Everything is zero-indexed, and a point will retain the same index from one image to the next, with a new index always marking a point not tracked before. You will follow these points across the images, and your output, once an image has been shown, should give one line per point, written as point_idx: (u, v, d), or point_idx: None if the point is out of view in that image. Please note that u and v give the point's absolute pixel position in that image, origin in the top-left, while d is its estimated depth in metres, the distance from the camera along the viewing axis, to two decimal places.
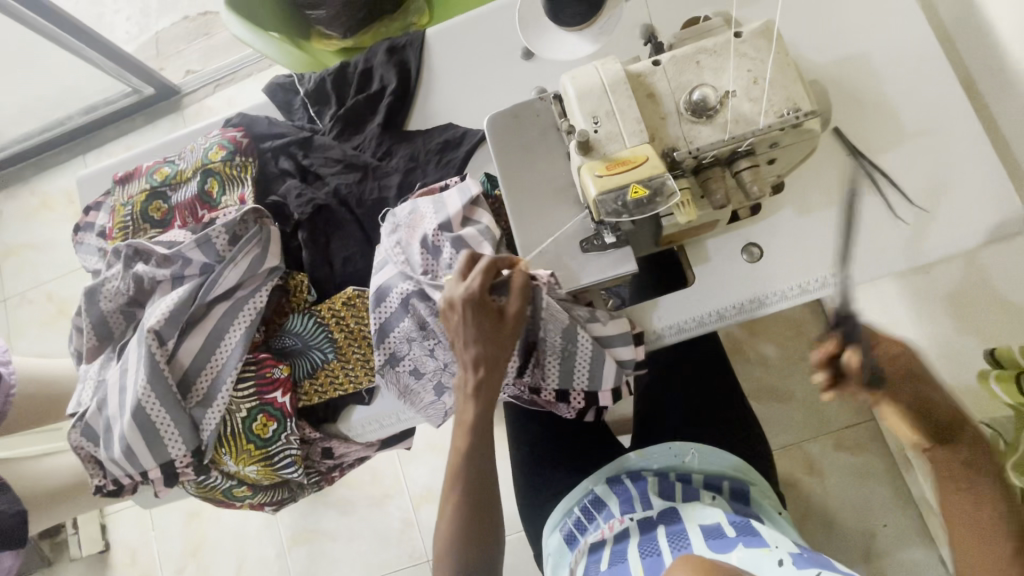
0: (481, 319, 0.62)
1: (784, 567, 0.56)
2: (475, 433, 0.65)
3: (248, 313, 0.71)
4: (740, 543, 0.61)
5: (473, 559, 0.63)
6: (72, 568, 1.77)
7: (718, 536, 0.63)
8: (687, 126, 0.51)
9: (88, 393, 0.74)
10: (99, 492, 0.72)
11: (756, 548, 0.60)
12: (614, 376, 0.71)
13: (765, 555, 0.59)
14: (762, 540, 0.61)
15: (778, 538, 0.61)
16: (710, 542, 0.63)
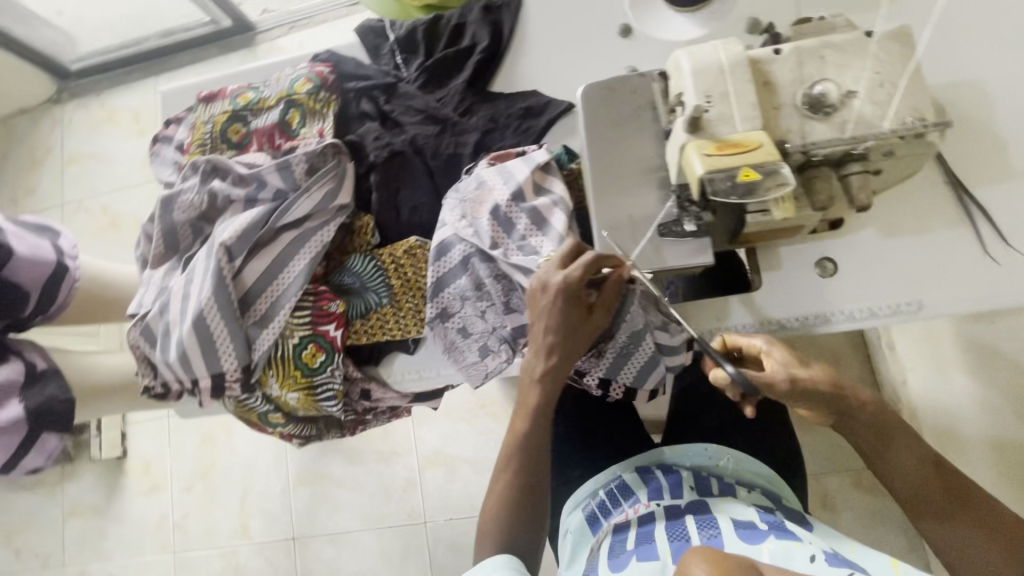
0: (572, 307, 0.63)
1: (816, 563, 0.55)
2: (537, 414, 0.68)
3: (314, 245, 0.72)
4: (770, 535, 0.59)
5: (520, 525, 0.66)
6: (90, 467, 1.86)
7: (748, 527, 0.61)
8: (802, 120, 0.48)
9: (150, 297, 0.77)
10: (147, 392, 0.76)
11: (787, 540, 0.58)
12: (657, 379, 0.75)
13: (795, 548, 0.57)
14: (793, 534, 0.59)
15: (810, 536, 0.59)
16: (740, 532, 0.61)
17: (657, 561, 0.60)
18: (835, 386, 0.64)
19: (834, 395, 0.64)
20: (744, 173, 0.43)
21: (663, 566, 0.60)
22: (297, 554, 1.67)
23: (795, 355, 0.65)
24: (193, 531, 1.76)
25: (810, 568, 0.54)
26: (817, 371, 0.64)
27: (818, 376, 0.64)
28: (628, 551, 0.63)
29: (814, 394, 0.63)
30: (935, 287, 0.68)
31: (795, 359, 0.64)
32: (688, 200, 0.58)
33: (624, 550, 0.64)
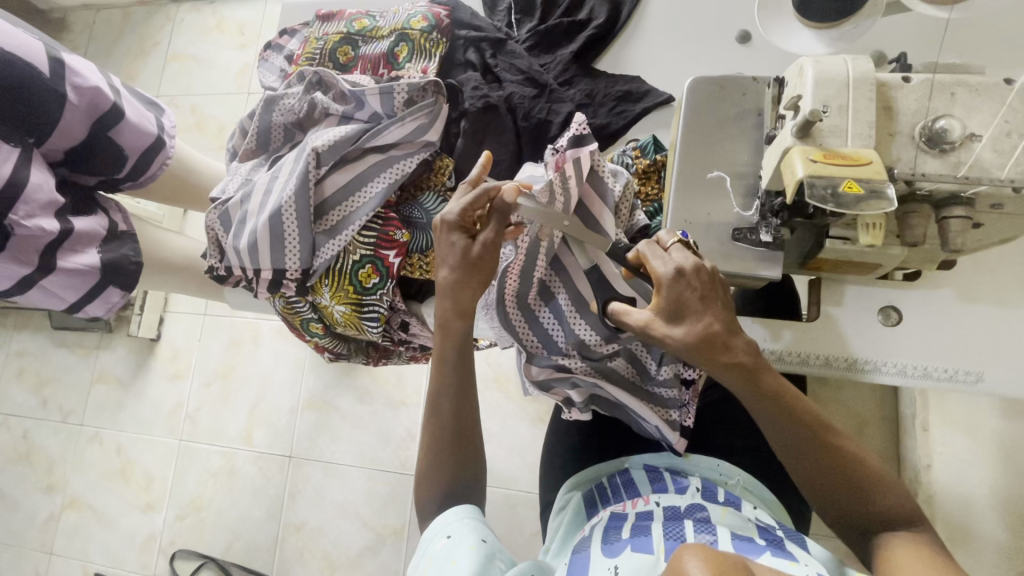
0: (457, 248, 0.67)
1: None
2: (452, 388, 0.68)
3: (395, 172, 0.74)
4: (767, 551, 0.56)
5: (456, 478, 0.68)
6: (126, 341, 1.98)
7: (745, 541, 0.58)
8: (915, 152, 0.47)
9: (234, 186, 0.81)
10: (210, 272, 0.81)
11: (782, 559, 0.55)
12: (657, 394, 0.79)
13: (790, 567, 0.53)
14: (790, 553, 0.56)
15: (807, 557, 0.56)
16: (737, 542, 0.58)
17: (650, 554, 0.57)
18: (705, 342, 0.55)
19: (696, 353, 0.56)
20: (847, 185, 0.43)
21: (656, 561, 0.56)
22: (290, 471, 1.74)
23: (681, 300, 0.55)
24: (202, 424, 1.86)
25: None
26: (688, 330, 0.55)
27: (680, 336, 0.56)
28: (623, 540, 0.60)
29: (668, 352, 0.57)
30: (998, 362, 0.66)
31: (672, 310, 0.56)
32: (772, 210, 0.58)
33: (619, 538, 0.61)
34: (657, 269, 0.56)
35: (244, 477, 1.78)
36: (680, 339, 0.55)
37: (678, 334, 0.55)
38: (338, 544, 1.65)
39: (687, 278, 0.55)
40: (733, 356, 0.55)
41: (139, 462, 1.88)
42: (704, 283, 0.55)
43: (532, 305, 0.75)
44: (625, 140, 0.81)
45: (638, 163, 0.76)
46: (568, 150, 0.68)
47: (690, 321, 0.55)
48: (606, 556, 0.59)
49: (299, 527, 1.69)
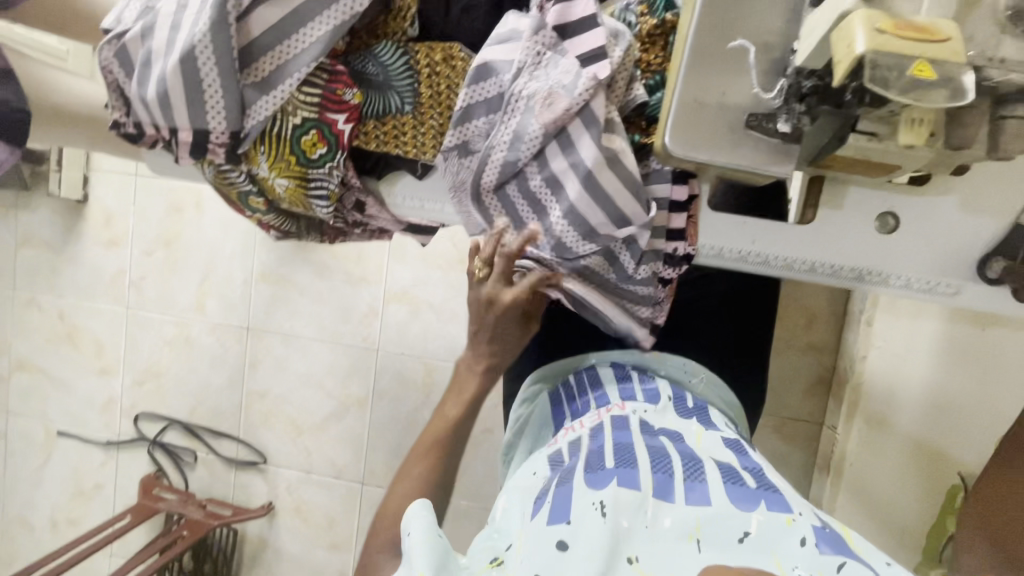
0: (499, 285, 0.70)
1: (806, 548, 0.50)
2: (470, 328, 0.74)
3: (341, 11, 0.59)
4: (762, 501, 0.54)
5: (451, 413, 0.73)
6: (48, 201, 1.77)
7: (737, 483, 0.56)
8: (992, 34, 0.38)
9: (131, 14, 0.63)
10: (116, 128, 0.66)
11: (778, 513, 0.53)
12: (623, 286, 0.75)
13: (786, 526, 0.52)
14: (785, 503, 0.54)
15: (800, 505, 0.55)
16: (729, 486, 0.55)
17: (638, 491, 0.54)
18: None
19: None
20: (917, 67, 0.34)
21: (643, 498, 0.54)
22: (248, 342, 1.71)
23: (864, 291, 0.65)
24: (148, 292, 1.76)
25: (801, 553, 0.50)
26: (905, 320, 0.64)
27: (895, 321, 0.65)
28: (608, 470, 0.56)
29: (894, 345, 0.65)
30: (981, 273, 0.64)
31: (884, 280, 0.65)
32: (797, 92, 0.50)
33: (603, 467, 0.57)
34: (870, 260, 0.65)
35: (201, 346, 1.74)
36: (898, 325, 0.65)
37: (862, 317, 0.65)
38: (302, 411, 1.69)
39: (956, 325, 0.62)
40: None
41: (85, 328, 1.80)
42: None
43: (506, 188, 0.65)
44: None
45: (643, 23, 0.63)
46: (553, 8, 0.61)
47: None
48: (591, 488, 0.55)
49: (263, 394, 1.71)
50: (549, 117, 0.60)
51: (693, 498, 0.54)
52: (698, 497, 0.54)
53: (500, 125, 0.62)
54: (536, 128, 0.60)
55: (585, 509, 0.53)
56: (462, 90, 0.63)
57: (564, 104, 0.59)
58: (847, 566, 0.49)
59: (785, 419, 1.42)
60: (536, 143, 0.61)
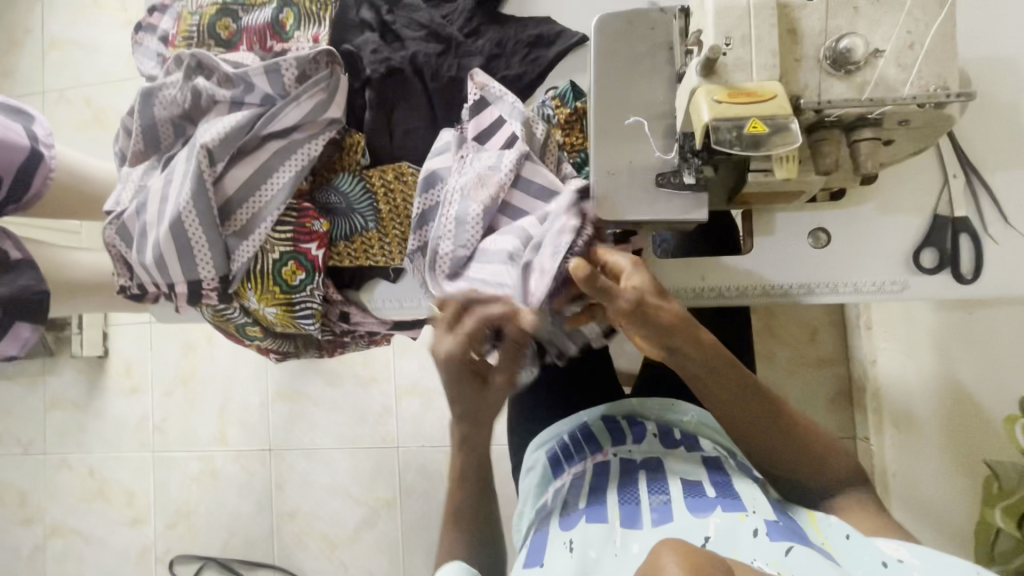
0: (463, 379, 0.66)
1: (758, 538, 0.53)
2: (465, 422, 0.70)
3: (300, 158, 0.69)
4: (718, 505, 0.57)
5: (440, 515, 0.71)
6: (73, 362, 1.88)
7: (696, 496, 0.59)
8: (822, 76, 0.46)
9: (128, 194, 0.74)
10: (123, 292, 0.75)
11: (732, 511, 0.56)
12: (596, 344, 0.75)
13: (740, 522, 0.55)
14: (739, 504, 0.57)
15: (756, 503, 0.58)
16: (688, 500, 0.59)
17: (605, 523, 0.58)
18: (636, 308, 0.56)
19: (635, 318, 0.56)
20: (752, 125, 0.41)
21: (610, 529, 0.58)
22: (272, 463, 1.73)
23: (654, 282, 0.57)
24: (172, 432, 1.81)
25: (753, 543, 0.52)
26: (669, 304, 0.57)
27: (666, 311, 0.57)
28: (579, 510, 0.62)
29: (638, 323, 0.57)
30: (920, 265, 0.68)
31: (652, 286, 0.57)
32: (691, 150, 0.56)
33: (576, 509, 0.62)
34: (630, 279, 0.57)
35: (227, 477, 1.76)
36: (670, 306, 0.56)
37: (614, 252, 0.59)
38: (333, 524, 1.67)
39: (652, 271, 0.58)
40: (655, 313, 0.56)
41: (114, 480, 1.84)
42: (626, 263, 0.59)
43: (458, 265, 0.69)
44: (544, 88, 0.76)
45: (559, 114, 0.72)
46: (470, 122, 0.72)
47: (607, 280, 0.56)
48: (563, 530, 0.60)
49: (292, 514, 1.70)
50: (487, 193, 0.67)
51: (657, 521, 0.57)
52: (661, 517, 0.57)
53: (442, 212, 0.68)
54: (475, 209, 0.67)
55: (557, 550, 0.57)
56: (416, 198, 0.71)
57: (496, 179, 0.67)
58: (793, 549, 0.51)
59: None
60: (480, 221, 0.67)
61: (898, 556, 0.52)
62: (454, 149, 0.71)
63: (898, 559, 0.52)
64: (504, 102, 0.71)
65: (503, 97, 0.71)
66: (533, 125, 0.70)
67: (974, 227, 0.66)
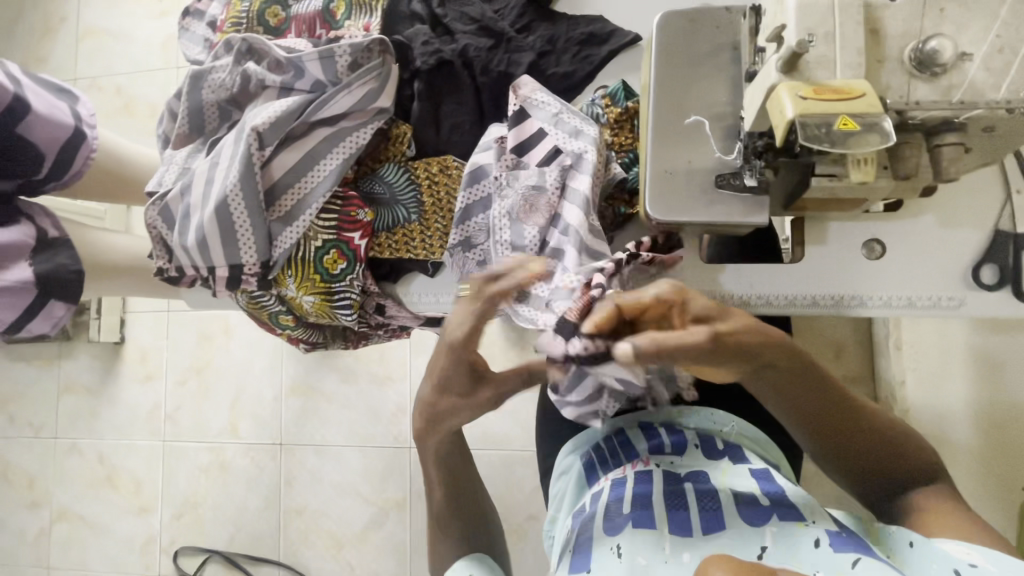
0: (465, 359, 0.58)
1: (820, 549, 0.51)
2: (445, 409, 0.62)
3: (348, 146, 0.68)
4: (774, 515, 0.56)
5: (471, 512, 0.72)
6: (89, 348, 1.88)
7: (749, 503, 0.58)
8: (905, 78, 0.45)
9: (171, 176, 0.74)
10: (160, 274, 0.74)
11: (790, 522, 0.55)
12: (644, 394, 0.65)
13: (799, 531, 0.54)
14: (796, 513, 0.56)
15: (812, 512, 0.56)
16: (743, 509, 0.57)
17: (654, 529, 0.57)
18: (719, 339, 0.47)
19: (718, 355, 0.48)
20: (842, 122, 0.40)
21: (661, 536, 0.57)
22: (283, 458, 1.71)
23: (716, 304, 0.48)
24: (183, 422, 1.80)
25: (814, 555, 0.51)
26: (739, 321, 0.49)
27: (739, 328, 0.49)
28: (624, 515, 0.59)
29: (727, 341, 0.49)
30: (978, 282, 0.66)
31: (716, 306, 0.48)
32: (755, 151, 0.54)
33: (620, 513, 0.60)
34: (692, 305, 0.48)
35: (236, 470, 1.75)
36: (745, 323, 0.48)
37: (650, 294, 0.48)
38: (341, 522, 1.65)
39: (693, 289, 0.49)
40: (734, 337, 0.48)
41: (123, 467, 1.83)
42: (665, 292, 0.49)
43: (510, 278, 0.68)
44: (592, 87, 0.75)
45: (609, 113, 0.71)
46: (510, 133, 0.69)
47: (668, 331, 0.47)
48: (608, 533, 0.58)
49: (300, 510, 1.69)
50: (542, 214, 0.67)
51: (709, 530, 0.56)
52: (714, 525, 0.56)
53: (494, 239, 0.68)
54: (533, 230, 0.67)
55: (603, 553, 0.57)
56: (461, 192, 0.70)
57: (550, 198, 0.67)
58: (861, 560, 0.49)
59: None
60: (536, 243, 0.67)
61: (968, 558, 0.49)
62: (501, 154, 0.69)
63: (972, 563, 0.48)
64: (553, 110, 0.69)
65: (551, 104, 0.69)
66: (584, 131, 0.67)
67: None
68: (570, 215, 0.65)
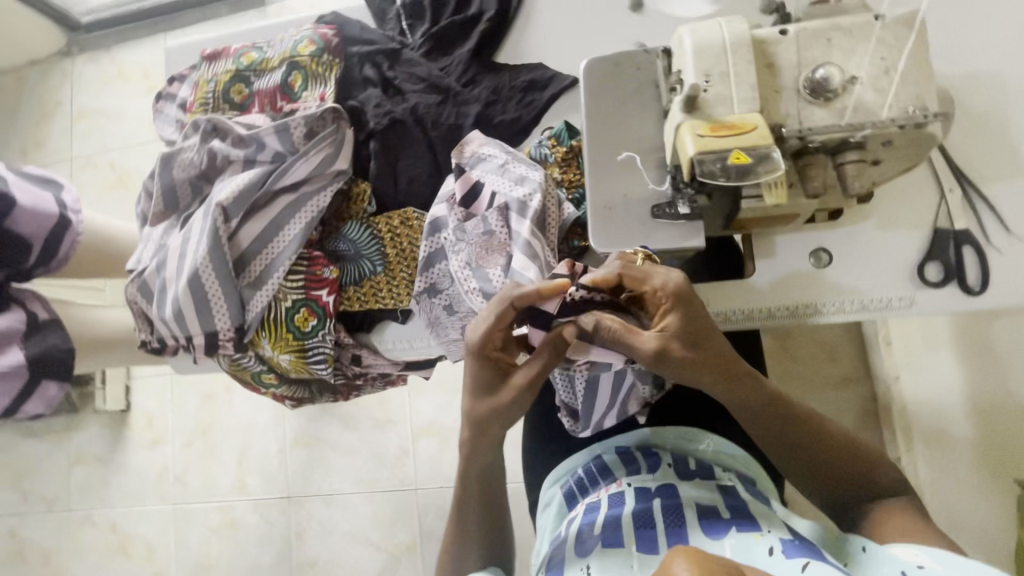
0: (487, 369, 0.62)
1: (774, 557, 0.51)
2: (475, 425, 0.65)
3: (310, 210, 0.72)
4: (732, 527, 0.56)
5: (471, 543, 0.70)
6: (96, 418, 1.91)
7: (711, 518, 0.58)
8: (802, 105, 0.48)
9: (149, 253, 0.78)
10: (143, 346, 0.78)
11: (748, 532, 0.55)
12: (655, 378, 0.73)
13: (755, 541, 0.54)
14: (755, 525, 0.56)
15: (772, 525, 0.56)
16: (705, 524, 0.58)
17: (621, 547, 0.58)
18: (659, 354, 0.56)
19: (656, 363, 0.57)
20: (735, 157, 0.44)
21: (628, 554, 0.57)
22: (292, 511, 1.72)
23: (689, 330, 0.56)
24: (192, 483, 1.81)
25: (769, 561, 0.51)
26: (700, 352, 0.56)
27: (691, 358, 0.56)
28: (594, 536, 0.60)
29: (671, 365, 0.56)
30: (926, 279, 0.68)
31: (687, 334, 0.56)
32: (683, 181, 0.57)
33: (590, 535, 0.61)
34: (668, 322, 0.56)
35: (247, 527, 1.75)
36: (700, 356, 0.56)
37: (655, 283, 0.56)
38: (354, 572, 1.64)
39: (693, 301, 0.56)
40: (679, 359, 0.56)
41: (136, 535, 1.84)
42: (667, 291, 0.56)
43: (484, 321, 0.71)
44: (539, 129, 0.79)
45: (556, 152, 0.75)
46: (457, 186, 0.73)
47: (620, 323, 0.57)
48: (579, 555, 0.59)
49: (313, 563, 1.68)
50: (500, 257, 0.70)
51: (673, 545, 0.57)
52: (675, 540, 0.57)
53: (463, 290, 0.71)
54: (496, 274, 0.70)
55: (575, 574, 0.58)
56: (422, 241, 0.73)
57: (503, 241, 0.70)
58: (810, 564, 0.49)
59: None
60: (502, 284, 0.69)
61: (918, 561, 0.50)
62: (455, 202, 0.73)
63: (920, 565, 0.49)
64: (498, 158, 0.73)
65: (496, 150, 0.73)
66: (529, 176, 0.71)
67: (976, 239, 0.67)
68: (517, 257, 0.67)
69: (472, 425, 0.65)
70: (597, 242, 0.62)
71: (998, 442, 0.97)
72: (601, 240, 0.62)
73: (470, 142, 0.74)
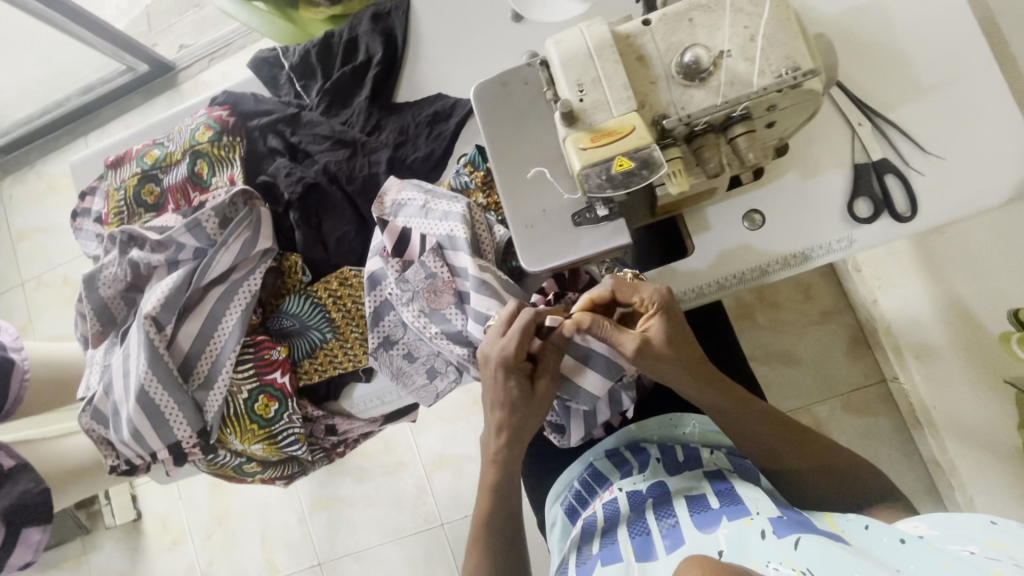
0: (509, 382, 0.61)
1: (766, 539, 0.52)
2: (508, 435, 0.64)
3: (244, 295, 0.71)
4: (722, 516, 0.56)
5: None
6: (109, 534, 1.87)
7: (701, 510, 0.58)
8: (679, 91, 0.48)
9: (95, 377, 0.76)
10: (114, 472, 0.76)
11: (737, 520, 0.55)
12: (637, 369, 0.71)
13: (747, 528, 0.54)
14: (744, 507, 0.56)
15: (760, 503, 0.56)
16: (696, 518, 0.58)
17: (620, 562, 0.57)
18: (639, 354, 0.58)
19: (636, 362, 0.58)
20: (620, 164, 0.45)
21: (627, 567, 0.57)
22: None
23: (674, 333, 0.59)
24: None
25: (762, 546, 0.51)
26: (682, 350, 0.59)
27: (675, 357, 0.58)
28: (594, 556, 0.60)
29: (657, 363, 0.58)
30: (857, 216, 0.68)
31: (671, 337, 0.58)
32: None
33: (590, 555, 0.60)
34: (651, 324, 0.59)
35: None
36: (683, 355, 0.59)
37: (644, 294, 0.59)
38: None
39: (677, 308, 0.59)
40: (659, 357, 0.58)
41: None
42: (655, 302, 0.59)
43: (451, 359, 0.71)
44: (454, 158, 0.78)
45: (474, 177, 0.74)
46: (387, 239, 0.71)
47: (607, 325, 0.58)
48: None
49: None
50: (449, 295, 0.69)
51: (670, 547, 0.57)
52: (672, 543, 0.57)
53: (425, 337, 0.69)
54: (451, 312, 0.69)
55: None
56: (366, 297, 0.72)
57: (447, 280, 0.69)
58: (800, 540, 0.50)
59: (845, 393, 1.26)
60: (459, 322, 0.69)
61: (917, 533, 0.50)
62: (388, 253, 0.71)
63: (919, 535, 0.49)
64: (421, 198, 0.72)
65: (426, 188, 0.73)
66: (454, 209, 0.70)
67: (895, 165, 0.67)
68: (476, 297, 0.66)
69: (501, 431, 0.64)
70: (530, 265, 0.61)
71: (977, 343, 0.99)
72: (529, 261, 0.61)
73: (393, 190, 0.73)
